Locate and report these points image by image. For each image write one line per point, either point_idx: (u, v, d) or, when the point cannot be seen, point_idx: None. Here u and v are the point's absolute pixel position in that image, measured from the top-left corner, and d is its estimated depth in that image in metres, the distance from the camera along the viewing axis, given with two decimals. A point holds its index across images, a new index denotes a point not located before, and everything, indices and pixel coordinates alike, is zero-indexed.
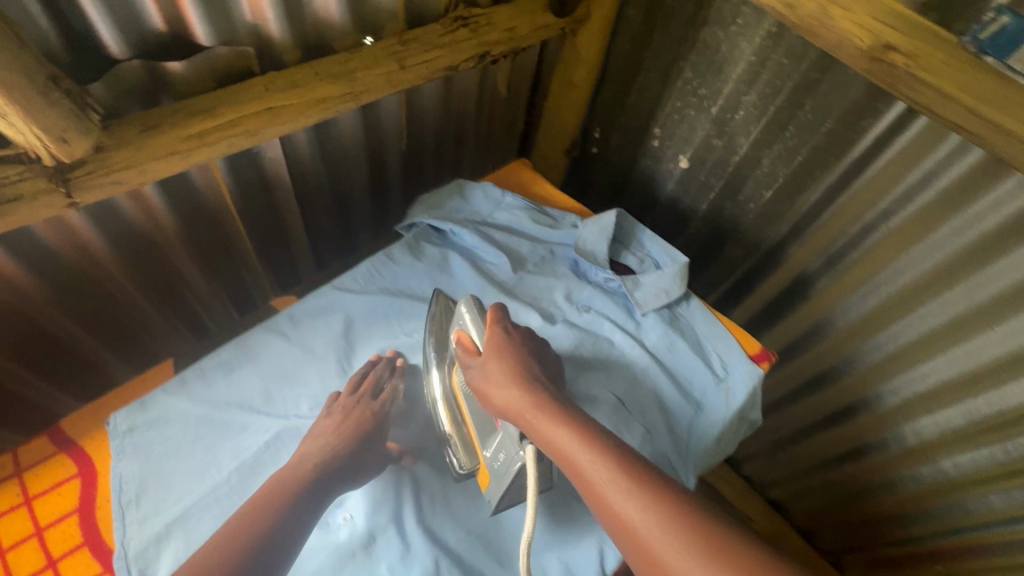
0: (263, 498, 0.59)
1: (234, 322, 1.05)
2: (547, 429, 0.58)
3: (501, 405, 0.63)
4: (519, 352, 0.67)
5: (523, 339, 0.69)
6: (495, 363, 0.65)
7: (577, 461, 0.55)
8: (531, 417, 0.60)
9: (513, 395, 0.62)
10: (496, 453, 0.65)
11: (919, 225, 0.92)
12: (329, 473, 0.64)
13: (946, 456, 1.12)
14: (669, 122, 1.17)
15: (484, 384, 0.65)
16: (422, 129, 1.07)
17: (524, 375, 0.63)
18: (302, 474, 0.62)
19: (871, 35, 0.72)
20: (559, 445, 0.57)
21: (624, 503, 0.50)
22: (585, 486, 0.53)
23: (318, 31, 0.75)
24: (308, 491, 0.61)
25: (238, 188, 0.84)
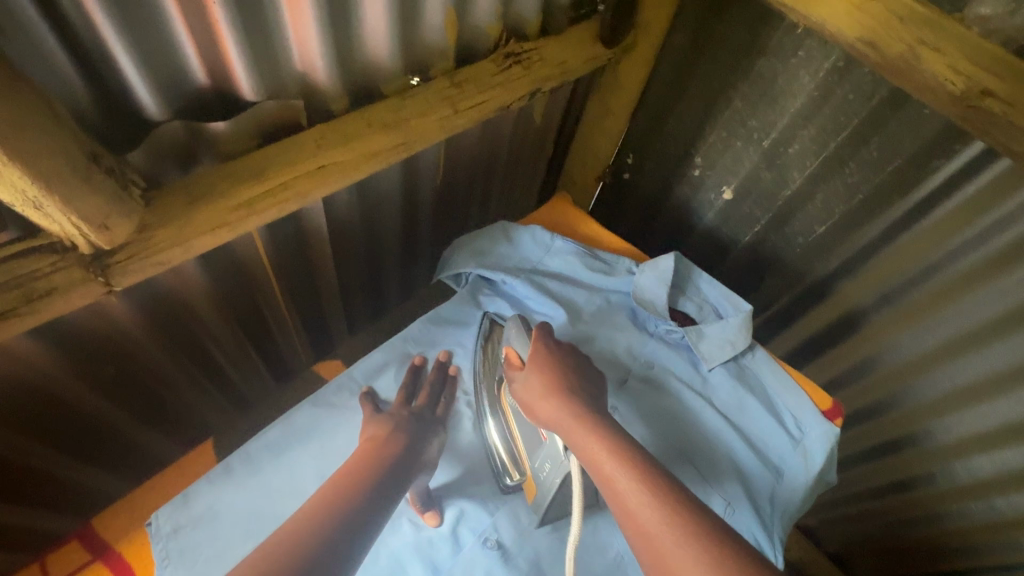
0: (354, 465, 0.55)
1: (261, 376, 1.00)
2: (580, 438, 0.58)
3: (543, 417, 0.62)
4: (563, 367, 0.65)
5: (571, 353, 0.68)
6: (537, 377, 0.63)
7: (603, 469, 0.55)
8: (567, 424, 0.59)
9: (553, 408, 0.61)
10: (540, 465, 0.65)
11: (990, 267, 0.88)
12: (413, 439, 0.62)
13: (999, 494, 1.07)
14: (712, 152, 1.10)
15: (529, 399, 0.63)
16: (456, 168, 0.99)
17: (566, 391, 0.62)
18: (393, 446, 0.59)
19: (966, 80, 0.68)
20: (587, 451, 0.57)
21: (642, 509, 0.51)
22: (607, 490, 0.55)
23: (368, 78, 0.68)
24: (397, 460, 0.58)
25: (273, 244, 0.77)
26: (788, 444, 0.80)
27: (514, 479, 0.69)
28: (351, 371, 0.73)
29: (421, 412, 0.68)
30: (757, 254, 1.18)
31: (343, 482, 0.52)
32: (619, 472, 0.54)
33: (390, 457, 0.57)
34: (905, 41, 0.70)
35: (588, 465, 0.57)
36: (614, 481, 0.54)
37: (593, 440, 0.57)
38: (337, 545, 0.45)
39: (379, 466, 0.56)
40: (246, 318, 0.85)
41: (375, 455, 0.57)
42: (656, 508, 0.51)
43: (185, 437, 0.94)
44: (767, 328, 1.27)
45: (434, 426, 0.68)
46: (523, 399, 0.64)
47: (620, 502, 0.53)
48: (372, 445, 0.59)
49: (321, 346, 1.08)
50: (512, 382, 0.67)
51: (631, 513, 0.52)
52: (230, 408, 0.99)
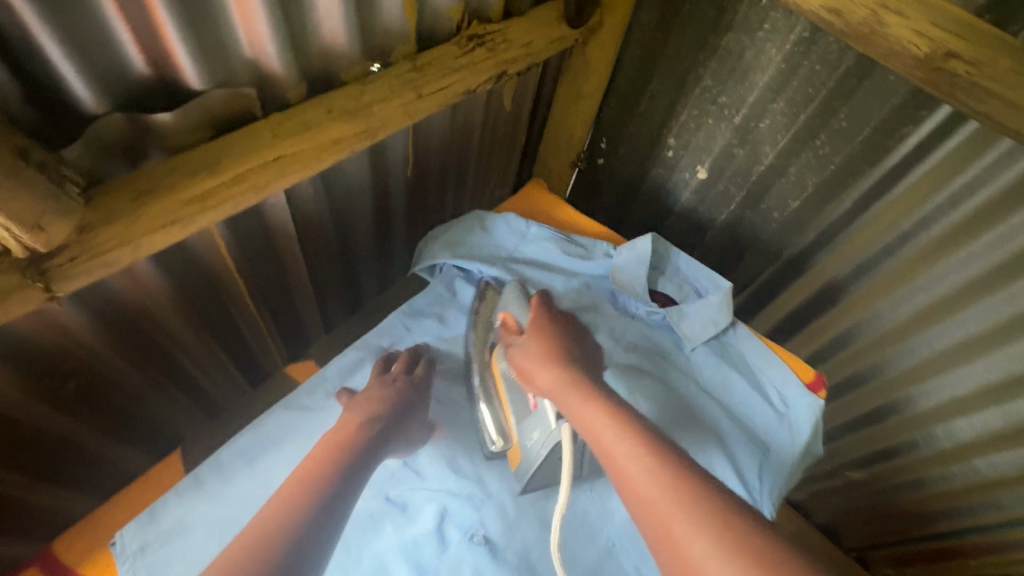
0: (323, 453, 0.59)
1: (236, 382, 0.97)
2: (580, 409, 0.58)
3: (542, 385, 0.63)
4: (560, 338, 0.67)
5: (567, 324, 0.71)
6: (535, 345, 0.66)
7: (606, 440, 0.55)
8: (567, 393, 0.60)
9: (550, 377, 0.62)
10: (529, 433, 0.65)
11: (961, 233, 0.90)
12: (384, 421, 0.64)
13: (980, 455, 1.09)
14: (684, 131, 1.09)
15: (526, 365, 0.65)
16: (427, 158, 0.97)
17: (564, 359, 0.64)
18: (360, 433, 0.61)
19: (931, 42, 0.68)
20: (587, 421, 0.57)
21: (643, 480, 0.51)
22: (607, 460, 0.54)
23: (326, 63, 0.65)
24: (364, 446, 0.61)
25: (238, 243, 0.74)
26: (773, 418, 0.80)
27: (499, 447, 0.69)
28: (325, 371, 0.72)
29: (399, 383, 0.69)
30: (735, 231, 1.18)
31: (308, 475, 0.55)
32: (621, 443, 0.54)
33: (357, 447, 0.60)
34: (869, 7, 0.70)
35: (587, 434, 0.57)
36: (617, 454, 0.53)
37: (591, 412, 0.57)
38: (295, 542, 0.49)
39: (348, 459, 0.58)
40: (212, 323, 0.81)
41: (342, 445, 0.59)
42: (655, 474, 0.50)
43: (156, 449, 0.91)
44: (747, 305, 1.28)
45: (420, 401, 0.69)
46: (521, 365, 0.66)
47: (618, 468, 0.53)
48: (339, 434, 0.61)
49: (297, 347, 1.05)
50: (511, 348, 0.69)
51: (630, 481, 0.51)
52: (204, 418, 0.95)
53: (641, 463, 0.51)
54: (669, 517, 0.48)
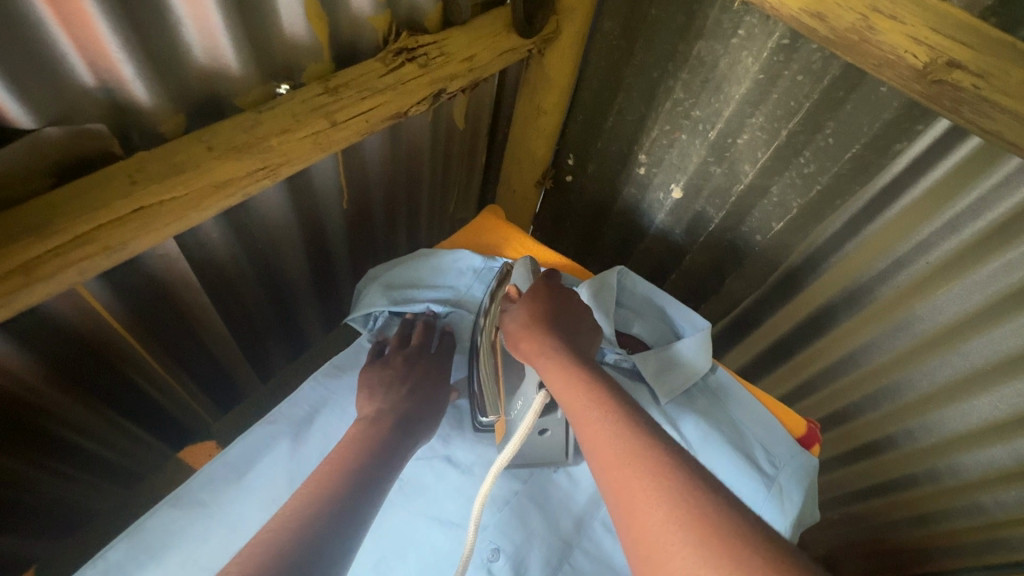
0: (351, 445, 0.57)
1: (155, 447, 0.85)
2: (558, 381, 0.57)
3: (525, 350, 0.62)
4: (552, 306, 0.65)
5: (564, 296, 0.67)
6: (523, 310, 0.64)
7: (580, 405, 0.53)
8: (547, 361, 0.59)
9: (533, 347, 0.60)
10: (513, 404, 0.65)
11: (964, 259, 0.80)
12: (402, 421, 0.63)
13: (987, 493, 0.98)
14: (655, 148, 0.99)
15: (514, 329, 0.64)
16: (368, 186, 0.86)
17: (550, 328, 0.62)
18: (381, 428, 0.61)
19: (930, 50, 0.59)
20: (565, 392, 0.56)
21: (610, 449, 0.48)
22: (580, 432, 0.52)
23: (212, 89, 0.54)
24: (392, 441, 0.60)
25: (131, 313, 0.65)
26: (760, 484, 0.69)
27: (487, 419, 0.68)
28: (225, 457, 0.64)
29: (413, 379, 0.68)
30: (714, 255, 1.08)
31: (330, 477, 0.52)
32: (595, 414, 0.52)
33: (373, 449, 0.57)
34: (857, 10, 0.61)
35: (564, 402, 0.56)
36: (590, 426, 0.51)
37: (568, 384, 0.56)
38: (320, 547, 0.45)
39: (373, 453, 0.57)
40: (109, 392, 0.70)
41: (360, 448, 0.57)
42: (625, 441, 0.48)
43: (58, 531, 0.78)
44: (731, 332, 1.18)
45: (432, 395, 0.68)
46: (510, 331, 0.65)
47: (588, 433, 0.51)
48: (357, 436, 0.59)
49: (230, 403, 0.92)
50: (504, 314, 0.67)
51: (598, 443, 0.49)
52: (117, 489, 0.83)
53: (610, 434, 0.49)
54: (630, 485, 0.45)
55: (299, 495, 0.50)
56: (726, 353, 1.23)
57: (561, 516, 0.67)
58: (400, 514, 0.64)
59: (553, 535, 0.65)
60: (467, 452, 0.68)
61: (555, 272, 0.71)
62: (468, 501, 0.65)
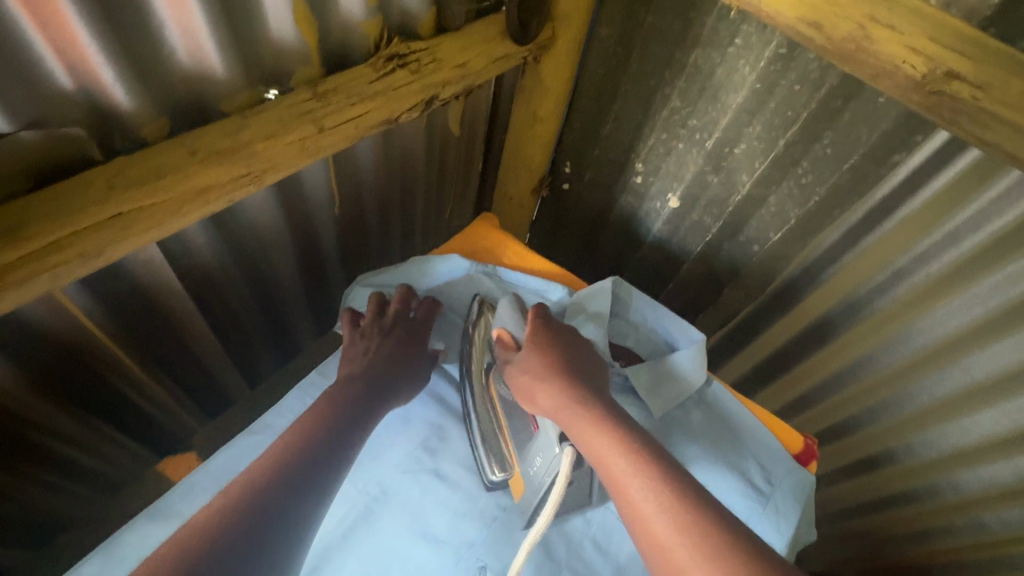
0: (324, 409, 0.60)
1: (141, 454, 0.84)
2: (587, 439, 0.55)
3: (543, 404, 0.60)
4: (562, 351, 0.64)
5: (568, 337, 0.66)
6: (535, 359, 0.63)
7: (610, 464, 0.53)
8: (573, 417, 0.57)
9: (551, 399, 0.59)
10: (533, 460, 0.61)
11: (965, 272, 0.79)
12: (360, 398, 0.64)
13: (988, 511, 0.96)
14: (652, 156, 0.99)
15: (526, 382, 0.62)
16: (360, 193, 0.85)
17: (565, 376, 0.61)
18: (353, 394, 0.63)
19: (929, 60, 0.58)
20: (595, 451, 0.55)
21: (656, 518, 0.48)
22: (620, 496, 0.51)
23: (197, 93, 0.53)
24: (362, 406, 0.63)
25: (114, 318, 0.63)
26: (754, 502, 0.68)
27: (499, 475, 0.65)
28: (209, 467, 0.63)
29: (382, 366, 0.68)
30: (712, 264, 1.06)
31: (274, 476, 0.51)
32: (630, 474, 0.51)
33: (323, 433, 0.57)
34: (854, 19, 0.60)
35: (591, 458, 0.55)
36: (629, 491, 0.50)
37: (598, 443, 0.54)
38: (253, 559, 0.45)
39: (342, 420, 0.60)
40: (93, 398, 0.69)
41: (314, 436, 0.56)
42: (663, 507, 0.48)
43: (38, 538, 0.77)
44: (729, 343, 1.16)
45: (407, 363, 0.70)
46: (522, 385, 0.63)
47: (623, 495, 0.51)
48: (307, 421, 0.58)
49: (219, 410, 0.91)
50: (509, 364, 0.66)
51: (636, 508, 0.49)
52: (101, 497, 0.82)
53: (653, 498, 0.49)
54: (677, 557, 0.45)
55: (239, 480, 0.51)
56: (724, 364, 1.22)
57: (552, 538, 0.65)
58: (386, 530, 0.62)
59: (544, 555, 0.63)
60: (457, 466, 0.67)
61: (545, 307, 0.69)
62: (457, 516, 0.64)
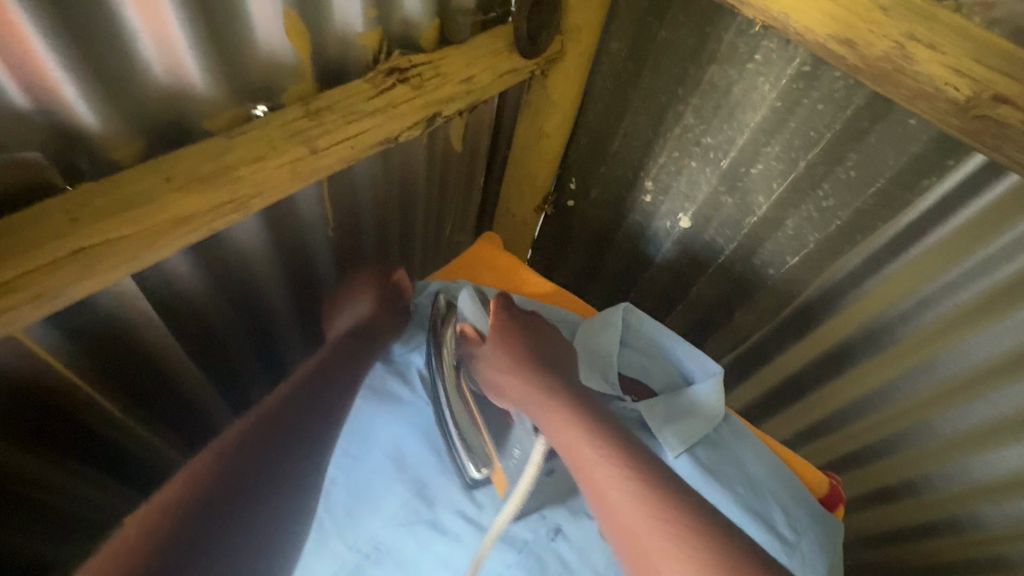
0: (321, 367, 0.70)
1: (120, 495, 0.77)
2: (549, 423, 0.58)
3: (512, 394, 0.62)
4: (528, 344, 0.65)
5: (530, 329, 0.66)
6: (501, 352, 0.64)
7: (577, 448, 0.55)
8: (538, 405, 0.59)
9: (520, 389, 0.61)
10: (511, 451, 0.64)
11: (996, 302, 0.74)
12: (352, 354, 0.71)
13: (1015, 550, 0.91)
14: (663, 174, 0.94)
15: (495, 375, 0.64)
16: (356, 214, 0.80)
17: (531, 368, 0.62)
18: (347, 350, 0.72)
19: (974, 83, 0.54)
20: (561, 435, 0.57)
21: (614, 492, 0.52)
22: (582, 476, 0.54)
23: (176, 109, 0.48)
24: (352, 361, 0.71)
25: (83, 353, 0.58)
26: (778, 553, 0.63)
27: (480, 472, 0.62)
28: None
29: (340, 361, 0.70)
30: (725, 287, 1.02)
31: (251, 445, 0.58)
32: (587, 451, 0.54)
33: (316, 389, 0.67)
34: (891, 37, 0.55)
35: (559, 445, 0.57)
36: (588, 466, 0.54)
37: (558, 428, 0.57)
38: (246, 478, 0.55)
39: (331, 376, 0.69)
40: (62, 438, 0.63)
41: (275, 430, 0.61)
42: (618, 482, 0.52)
43: None
44: (740, 368, 1.11)
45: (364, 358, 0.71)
46: (491, 378, 0.64)
47: (588, 477, 0.53)
48: (264, 417, 0.63)
49: (205, 444, 0.85)
50: (478, 360, 0.66)
51: (595, 483, 0.53)
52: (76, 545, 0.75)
53: (609, 470, 0.53)
54: (632, 526, 0.50)
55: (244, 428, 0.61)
56: (734, 390, 1.17)
57: None
58: None
59: None
60: (457, 516, 0.61)
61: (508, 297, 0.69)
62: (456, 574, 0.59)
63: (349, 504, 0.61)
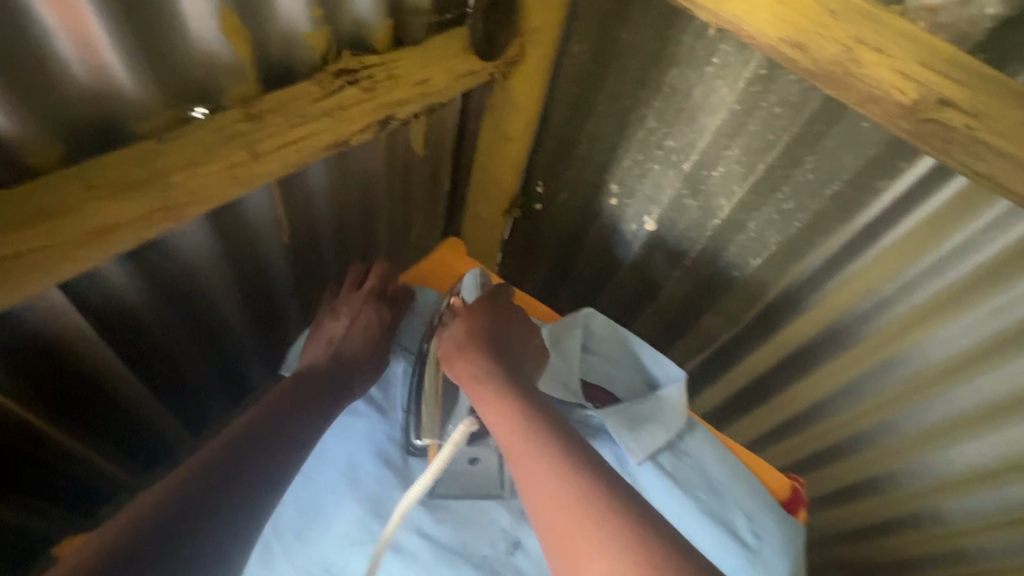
0: (312, 375, 0.64)
1: (62, 518, 0.74)
2: (491, 408, 0.56)
3: (460, 372, 0.61)
4: (493, 327, 0.64)
5: (500, 316, 0.65)
6: (460, 330, 0.63)
7: (517, 435, 0.54)
8: (483, 389, 0.58)
9: (469, 369, 0.60)
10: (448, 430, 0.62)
11: (952, 302, 0.76)
12: (343, 367, 0.66)
13: (975, 543, 0.93)
14: (628, 177, 0.94)
15: (448, 350, 0.63)
16: (312, 219, 0.77)
17: (485, 351, 0.61)
18: (339, 363, 0.66)
19: (919, 88, 0.55)
20: (500, 423, 0.55)
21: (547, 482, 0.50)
22: (516, 463, 0.52)
23: (101, 110, 0.46)
24: (347, 374, 0.65)
25: (9, 370, 0.55)
26: (741, 560, 0.63)
27: (421, 441, 0.63)
28: None
29: (326, 377, 0.64)
30: (691, 289, 1.02)
31: (237, 447, 0.51)
32: (526, 443, 0.53)
33: (306, 400, 0.60)
34: (840, 41, 0.56)
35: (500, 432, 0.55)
36: (525, 454, 0.52)
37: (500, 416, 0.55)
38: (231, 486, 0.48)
39: (320, 386, 0.63)
40: None
41: (210, 490, 0.47)
42: (552, 474, 0.50)
43: None
44: (708, 369, 1.11)
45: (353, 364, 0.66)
46: (443, 350, 0.63)
47: (523, 464, 0.52)
48: (196, 471, 0.48)
49: (154, 463, 0.82)
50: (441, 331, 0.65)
51: (528, 470, 0.51)
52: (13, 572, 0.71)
53: (543, 463, 0.51)
54: (560, 518, 0.47)
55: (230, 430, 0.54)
56: (703, 391, 1.17)
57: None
58: None
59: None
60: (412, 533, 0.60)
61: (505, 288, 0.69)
62: None
63: (300, 526, 0.59)
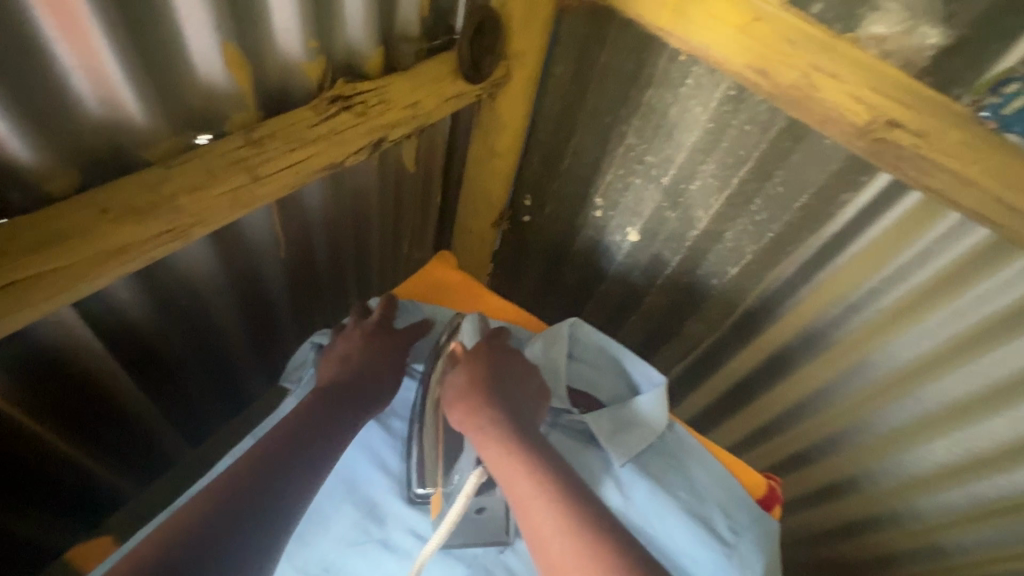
0: (329, 392, 0.65)
1: (65, 527, 0.76)
2: (494, 455, 0.58)
3: (462, 417, 0.63)
4: (492, 371, 0.66)
5: (499, 359, 0.68)
6: (462, 377, 0.65)
7: (520, 483, 0.55)
8: (484, 433, 0.60)
9: (469, 415, 0.62)
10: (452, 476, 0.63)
11: (916, 306, 0.80)
12: (355, 382, 0.67)
13: (949, 537, 0.97)
14: (611, 191, 0.98)
15: (450, 397, 0.65)
16: (308, 235, 0.80)
17: (486, 395, 0.63)
18: (352, 380, 0.67)
19: (870, 110, 0.59)
20: (504, 470, 0.57)
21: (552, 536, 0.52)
22: (521, 512, 0.54)
23: (114, 140, 0.49)
24: (362, 394, 0.67)
25: (22, 383, 0.58)
26: (720, 555, 0.66)
27: (424, 490, 0.63)
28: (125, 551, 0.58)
29: (341, 393, 0.65)
30: (673, 297, 1.06)
31: (255, 470, 0.53)
32: (530, 492, 0.54)
33: (322, 419, 0.61)
34: (798, 67, 0.61)
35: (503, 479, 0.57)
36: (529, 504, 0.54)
37: (498, 456, 0.58)
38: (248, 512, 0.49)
39: (337, 404, 0.64)
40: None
41: (250, 495, 0.51)
42: (557, 527, 0.52)
43: None
44: (691, 373, 1.15)
45: (361, 384, 0.67)
46: (445, 396, 0.66)
47: (527, 515, 0.54)
48: (229, 484, 0.51)
49: (155, 473, 0.84)
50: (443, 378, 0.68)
51: (531, 521, 0.53)
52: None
53: (547, 515, 0.53)
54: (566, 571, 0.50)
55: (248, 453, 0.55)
56: (688, 396, 1.20)
57: None
58: None
59: None
60: (409, 537, 0.62)
61: (500, 332, 0.71)
62: None
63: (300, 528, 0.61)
